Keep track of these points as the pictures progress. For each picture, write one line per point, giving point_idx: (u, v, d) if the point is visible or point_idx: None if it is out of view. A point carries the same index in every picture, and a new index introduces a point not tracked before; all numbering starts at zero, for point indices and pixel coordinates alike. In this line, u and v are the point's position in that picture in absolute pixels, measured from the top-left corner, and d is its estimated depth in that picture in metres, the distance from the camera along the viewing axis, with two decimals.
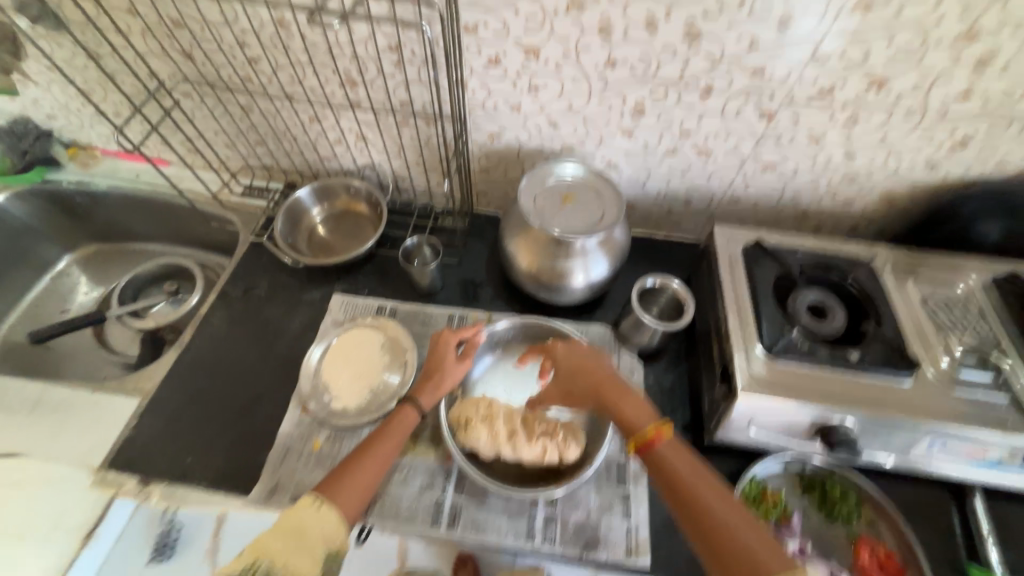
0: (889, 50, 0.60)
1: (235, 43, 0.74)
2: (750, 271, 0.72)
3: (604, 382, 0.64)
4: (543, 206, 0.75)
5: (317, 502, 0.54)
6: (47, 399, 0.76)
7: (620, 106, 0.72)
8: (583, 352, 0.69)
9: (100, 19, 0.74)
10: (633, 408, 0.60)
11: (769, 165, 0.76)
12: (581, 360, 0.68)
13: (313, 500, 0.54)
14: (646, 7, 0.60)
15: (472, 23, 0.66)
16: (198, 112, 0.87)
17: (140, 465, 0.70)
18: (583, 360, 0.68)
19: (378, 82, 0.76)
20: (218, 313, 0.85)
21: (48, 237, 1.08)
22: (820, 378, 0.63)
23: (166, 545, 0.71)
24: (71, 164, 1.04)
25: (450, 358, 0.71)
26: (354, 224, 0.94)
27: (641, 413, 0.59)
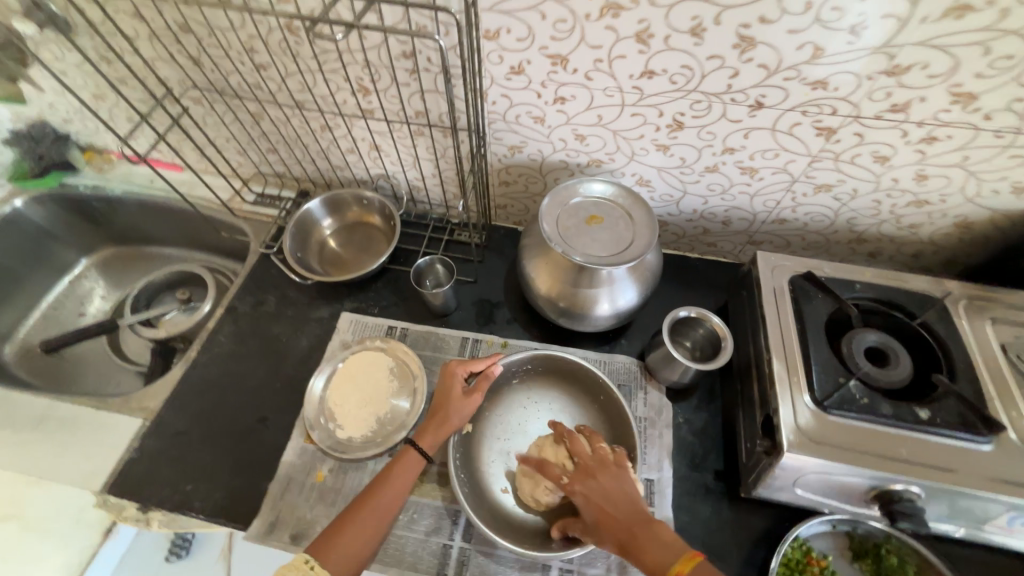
0: (983, 62, 0.50)
1: (243, 49, 0.69)
2: (798, 307, 0.64)
3: (626, 528, 0.51)
4: (567, 228, 0.68)
5: (309, 563, 0.52)
6: (52, 414, 0.75)
7: (656, 120, 0.64)
8: (603, 491, 0.55)
9: (105, 25, 0.71)
10: (661, 553, 0.49)
11: (822, 186, 0.68)
12: (601, 500, 0.55)
13: (305, 560, 0.52)
14: (693, 12, 0.52)
15: (493, 29, 0.59)
16: (208, 118, 0.84)
17: (139, 492, 0.68)
18: (604, 509, 0.54)
19: (391, 91, 0.70)
20: (226, 328, 0.82)
21: (67, 241, 1.08)
22: (882, 438, 0.54)
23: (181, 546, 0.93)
24: (88, 168, 1.03)
25: (457, 393, 0.65)
26: (365, 237, 0.89)
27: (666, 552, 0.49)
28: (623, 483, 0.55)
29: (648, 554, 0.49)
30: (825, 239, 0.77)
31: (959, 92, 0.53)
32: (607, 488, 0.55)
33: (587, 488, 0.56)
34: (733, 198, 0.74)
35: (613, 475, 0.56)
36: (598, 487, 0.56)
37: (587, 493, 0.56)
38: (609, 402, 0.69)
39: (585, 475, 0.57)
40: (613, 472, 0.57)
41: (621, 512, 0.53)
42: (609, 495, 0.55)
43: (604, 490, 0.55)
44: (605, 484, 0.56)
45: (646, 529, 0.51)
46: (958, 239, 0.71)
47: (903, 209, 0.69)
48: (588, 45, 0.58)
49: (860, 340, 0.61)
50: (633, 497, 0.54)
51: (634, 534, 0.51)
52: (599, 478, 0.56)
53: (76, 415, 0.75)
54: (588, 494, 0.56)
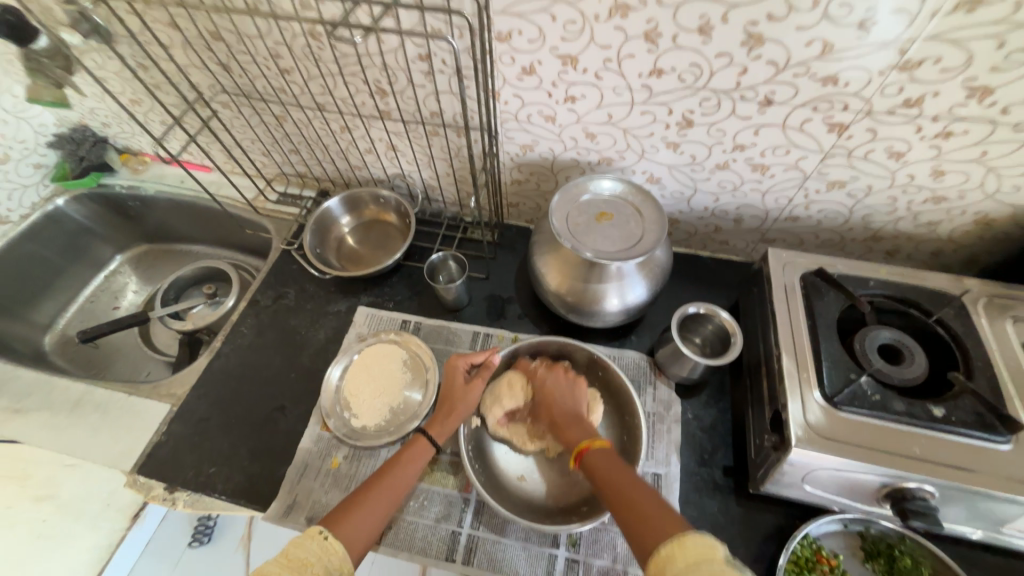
0: (998, 55, 0.49)
1: (269, 54, 0.73)
2: (809, 303, 0.64)
3: (566, 417, 0.64)
4: (577, 224, 0.69)
5: (324, 533, 0.52)
6: (87, 399, 0.80)
7: (666, 117, 0.65)
8: (559, 384, 0.68)
9: (142, 34, 0.76)
10: (581, 433, 0.62)
11: (836, 183, 0.68)
12: (553, 390, 0.68)
13: (320, 531, 0.53)
14: (700, 11, 0.53)
15: (505, 31, 0.61)
16: (235, 121, 0.89)
17: (167, 474, 0.71)
18: (555, 396, 0.67)
19: (408, 93, 0.73)
20: (248, 320, 0.86)
21: (104, 238, 1.14)
22: (895, 435, 0.54)
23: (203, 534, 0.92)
24: (124, 169, 1.10)
25: (460, 383, 0.68)
26: (382, 234, 0.92)
27: (586, 434, 0.61)
28: (576, 385, 0.69)
29: (572, 433, 0.62)
30: (839, 237, 0.77)
31: (974, 86, 0.52)
32: (562, 383, 0.69)
33: (549, 381, 0.69)
34: (745, 195, 0.74)
35: (570, 377, 0.69)
36: (558, 383, 0.68)
37: (545, 381, 0.69)
38: (609, 379, 0.71)
39: (551, 369, 0.70)
40: (572, 378, 0.69)
41: (566, 403, 0.66)
42: (562, 391, 0.68)
43: (559, 383, 0.69)
44: (561, 381, 0.69)
45: (579, 420, 0.64)
46: (978, 236, 0.69)
47: (920, 206, 0.68)
48: (598, 45, 0.59)
49: (873, 338, 0.60)
50: (578, 397, 0.67)
51: (568, 421, 0.64)
52: (559, 374, 0.69)
53: (110, 401, 0.79)
54: (548, 381, 0.68)
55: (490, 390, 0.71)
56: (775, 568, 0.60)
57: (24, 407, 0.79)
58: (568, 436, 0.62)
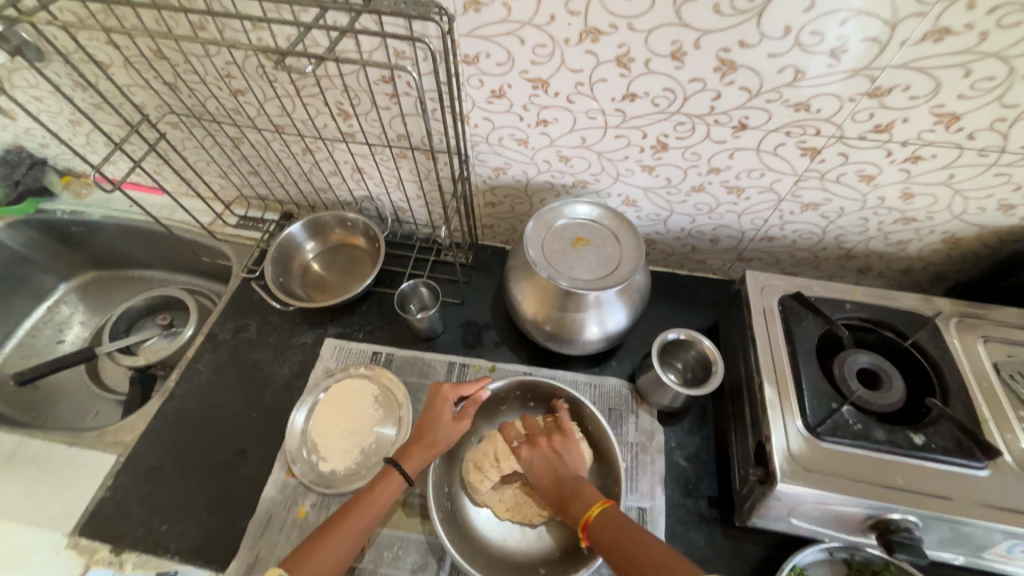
0: (965, 84, 0.49)
1: (219, 75, 0.68)
2: (788, 328, 0.63)
3: (563, 488, 0.58)
4: (552, 251, 0.67)
5: None
6: (24, 451, 0.73)
7: (640, 141, 0.64)
8: (545, 462, 0.61)
9: (77, 53, 0.70)
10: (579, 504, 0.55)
11: (809, 205, 0.68)
12: (543, 467, 0.61)
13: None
14: (672, 37, 0.51)
15: (472, 54, 0.58)
16: (186, 143, 0.83)
17: (114, 533, 0.65)
18: (543, 472, 0.61)
19: (372, 115, 0.69)
20: (206, 356, 0.80)
21: (45, 267, 1.05)
22: (877, 465, 0.53)
23: None
24: (66, 193, 1.02)
25: (447, 418, 0.62)
26: (350, 259, 0.88)
27: (585, 499, 0.56)
28: (562, 450, 0.61)
29: (572, 506, 0.56)
30: (814, 256, 0.77)
31: (942, 113, 0.52)
32: (551, 458, 0.61)
33: (534, 455, 0.62)
34: (721, 217, 0.73)
35: (554, 450, 0.62)
36: (544, 455, 0.62)
37: (530, 458, 0.62)
38: (598, 434, 0.66)
39: (532, 442, 0.63)
40: (557, 444, 0.62)
41: (552, 473, 0.60)
42: (549, 461, 0.61)
43: (546, 459, 0.61)
44: (549, 454, 0.62)
45: (577, 489, 0.57)
46: (947, 254, 0.71)
47: (890, 226, 0.68)
48: (569, 69, 0.57)
49: (850, 363, 0.59)
50: (571, 463, 0.60)
51: (565, 492, 0.58)
52: (543, 446, 0.62)
53: (50, 453, 0.72)
54: (532, 458, 0.62)
55: (468, 465, 0.65)
56: None
57: None
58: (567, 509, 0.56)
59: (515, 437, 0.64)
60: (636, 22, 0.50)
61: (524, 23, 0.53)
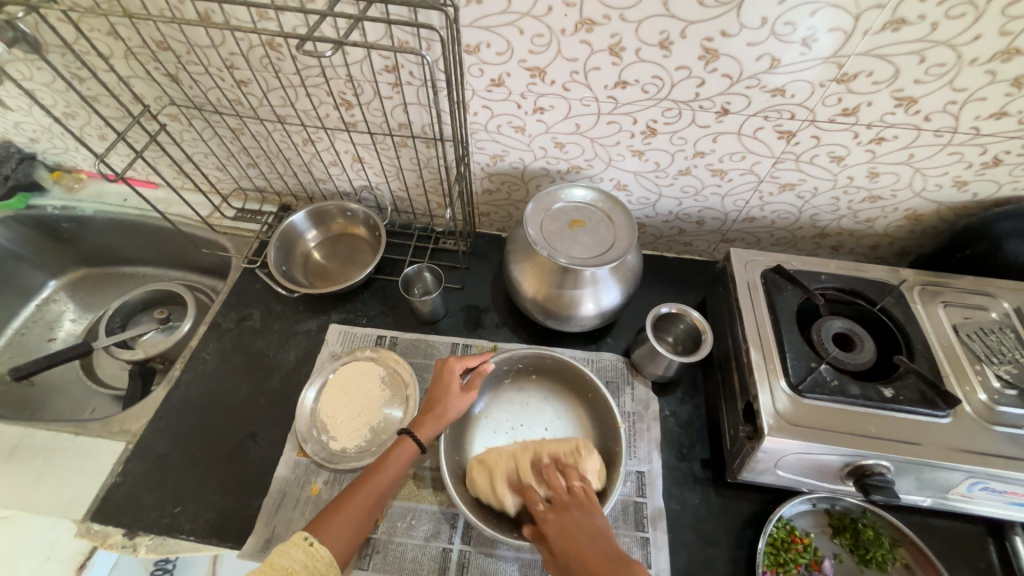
0: (920, 70, 0.55)
1: (223, 65, 0.69)
2: (770, 298, 0.68)
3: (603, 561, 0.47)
4: (551, 232, 0.70)
5: (309, 540, 0.52)
6: (27, 443, 0.72)
7: (631, 126, 0.68)
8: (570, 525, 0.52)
9: (78, 43, 0.70)
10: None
11: (786, 186, 0.73)
12: (570, 530, 0.51)
13: (304, 538, 0.52)
14: (661, 27, 0.55)
15: (474, 43, 0.61)
16: (186, 134, 0.84)
17: (126, 517, 0.66)
18: (572, 536, 0.51)
19: (374, 104, 0.72)
20: (210, 345, 0.81)
21: (34, 263, 1.03)
22: (853, 417, 0.58)
23: None
24: (56, 188, 1.01)
25: (454, 390, 0.65)
26: (351, 248, 0.90)
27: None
28: (592, 515, 0.53)
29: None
30: (792, 235, 0.83)
31: (901, 97, 0.58)
32: (580, 519, 0.53)
33: (561, 519, 0.53)
34: (706, 199, 0.78)
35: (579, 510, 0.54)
36: (575, 520, 0.53)
37: (557, 520, 0.53)
38: (600, 401, 0.70)
39: (560, 505, 0.55)
40: (586, 509, 0.54)
41: (584, 540, 0.50)
42: (580, 527, 0.52)
43: (574, 521, 0.53)
44: (576, 515, 0.53)
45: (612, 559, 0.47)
46: (910, 230, 0.77)
47: (859, 204, 0.74)
48: (565, 58, 0.61)
49: (827, 328, 0.65)
50: (605, 532, 0.51)
51: (605, 566, 0.46)
52: (571, 509, 0.54)
53: (54, 444, 0.72)
54: (560, 525, 0.52)
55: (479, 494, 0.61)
56: (755, 552, 0.63)
57: None
58: None
59: (536, 497, 0.57)
60: (626, 13, 0.55)
61: (523, 14, 0.57)
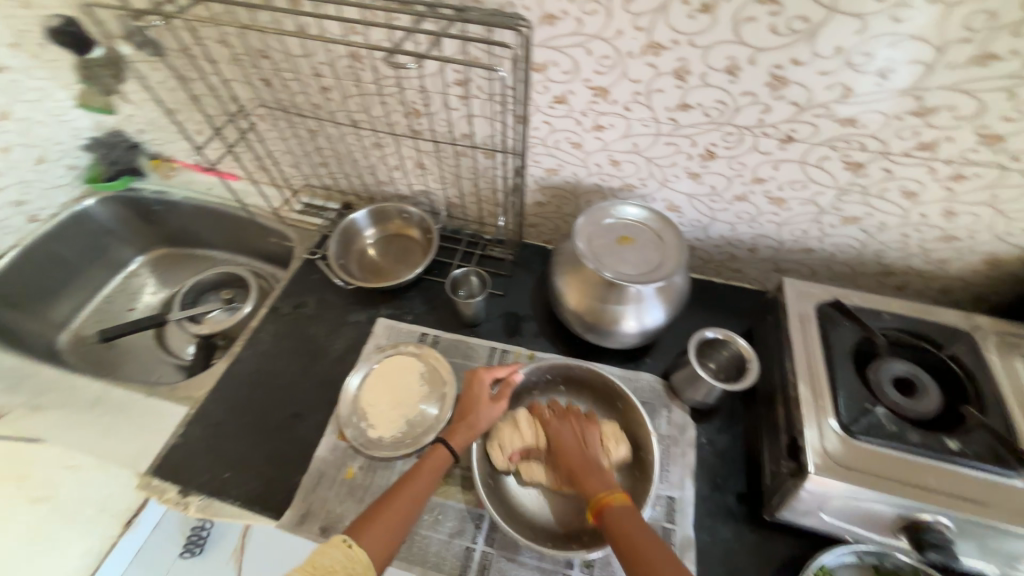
0: (1009, 107, 0.52)
1: (311, 73, 0.76)
2: (824, 333, 0.66)
3: (586, 464, 0.61)
4: (598, 246, 0.71)
5: (347, 542, 0.53)
6: (108, 398, 0.80)
7: (689, 149, 0.68)
8: (570, 436, 0.65)
9: (193, 48, 0.80)
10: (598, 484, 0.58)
11: (851, 219, 0.71)
12: (565, 439, 0.65)
13: (343, 541, 0.54)
14: (729, 53, 0.56)
15: (542, 62, 0.64)
16: (270, 133, 0.92)
17: (183, 476, 0.71)
18: (566, 444, 0.64)
19: (441, 115, 0.76)
20: (269, 327, 0.87)
21: (127, 239, 1.15)
22: (910, 466, 0.55)
23: (196, 543, 0.70)
24: (154, 174, 1.12)
25: (484, 398, 0.69)
26: (402, 248, 0.95)
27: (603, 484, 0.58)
28: (586, 433, 0.66)
29: (589, 482, 0.59)
30: (853, 270, 0.79)
31: (986, 133, 0.55)
32: (576, 433, 0.66)
33: (559, 429, 0.66)
34: (761, 226, 0.77)
35: (582, 423, 0.67)
36: (571, 432, 0.66)
37: (557, 430, 0.66)
38: (634, 423, 0.69)
39: (561, 417, 0.68)
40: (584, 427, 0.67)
41: (574, 448, 0.64)
42: (574, 439, 0.65)
43: (570, 432, 0.66)
44: (573, 430, 0.66)
45: (592, 466, 0.61)
46: (988, 275, 0.72)
47: (931, 243, 0.70)
48: (629, 79, 0.62)
49: (886, 369, 0.61)
50: (592, 444, 0.64)
51: (583, 469, 0.60)
52: (572, 422, 0.67)
53: (129, 401, 0.80)
54: (558, 431, 0.66)
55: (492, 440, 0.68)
56: None
57: (40, 404, 0.79)
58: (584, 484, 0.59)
59: (543, 412, 0.69)
60: (696, 38, 0.56)
61: (592, 36, 0.59)
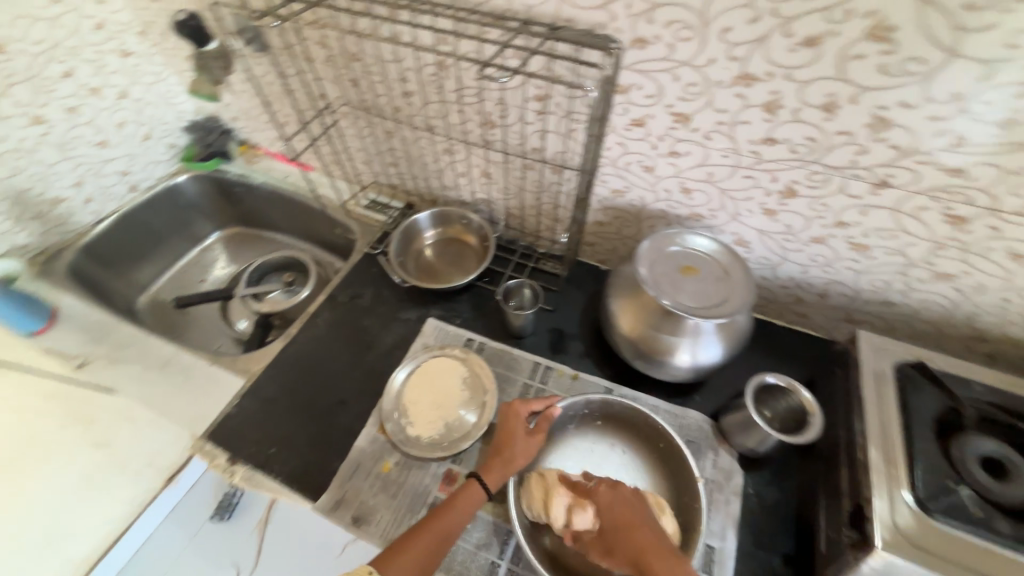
0: None
1: (398, 78, 0.80)
2: (902, 396, 0.60)
3: (653, 545, 0.54)
4: (661, 274, 0.70)
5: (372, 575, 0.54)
6: (176, 359, 0.87)
7: (768, 184, 0.66)
8: (629, 507, 0.59)
9: (295, 47, 0.86)
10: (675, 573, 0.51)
11: (943, 276, 0.65)
12: (626, 513, 0.58)
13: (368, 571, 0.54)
14: (829, 90, 0.54)
15: (626, 84, 0.64)
16: (349, 131, 0.98)
17: (233, 444, 0.75)
18: (628, 518, 0.58)
19: (516, 127, 0.77)
20: (325, 313, 0.91)
21: (207, 215, 1.25)
22: (998, 560, 0.48)
23: None
24: (240, 159, 1.20)
25: (521, 432, 0.67)
26: (458, 253, 0.97)
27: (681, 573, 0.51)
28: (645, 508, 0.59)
29: (664, 565, 0.52)
30: (936, 331, 0.73)
31: None
32: (633, 505, 0.59)
33: (615, 499, 0.60)
34: (837, 272, 0.72)
35: (638, 494, 0.61)
36: (632, 504, 0.60)
37: (613, 503, 0.60)
38: (679, 465, 0.67)
39: (615, 488, 0.62)
40: (640, 499, 0.61)
41: (637, 523, 0.57)
42: (637, 513, 0.58)
43: (627, 504, 0.60)
44: (630, 502, 0.60)
45: (662, 547, 0.54)
46: None
47: None
48: (714, 109, 0.61)
49: (973, 447, 0.54)
50: (654, 519, 0.58)
51: (653, 549, 0.54)
52: (625, 491, 0.61)
53: (194, 366, 0.86)
54: (616, 501, 0.60)
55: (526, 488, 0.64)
56: None
57: (118, 357, 0.87)
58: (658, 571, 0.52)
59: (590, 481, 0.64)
60: (794, 72, 0.54)
61: (682, 63, 0.58)
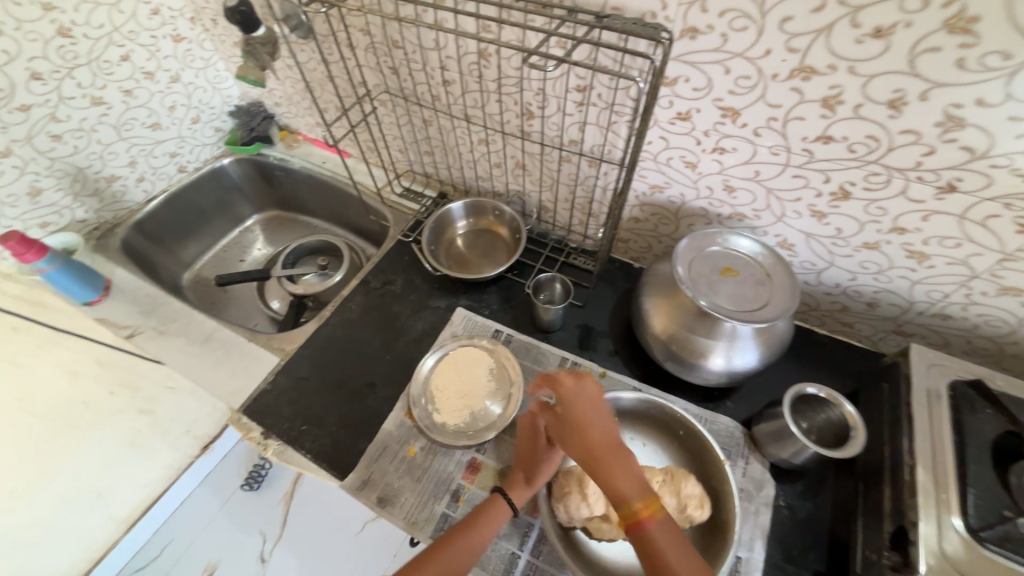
0: None
1: (438, 66, 0.80)
2: (957, 416, 0.57)
3: (608, 448, 0.51)
4: (699, 274, 0.67)
5: None
6: (217, 335, 0.90)
7: (820, 185, 0.62)
8: (587, 404, 0.54)
9: (339, 33, 0.87)
10: (625, 481, 0.50)
11: (1011, 290, 0.60)
12: (586, 415, 0.53)
13: None
14: (897, 85, 0.50)
15: (673, 76, 0.62)
16: (387, 118, 0.99)
17: (267, 419, 0.78)
18: (587, 418, 0.53)
19: (554, 118, 0.76)
20: (357, 297, 0.93)
21: (248, 197, 1.29)
22: None
23: (255, 479, 0.93)
24: (280, 144, 1.24)
25: (541, 444, 0.65)
26: (489, 244, 0.97)
27: (631, 480, 0.50)
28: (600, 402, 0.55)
29: (614, 472, 0.50)
30: (997, 349, 0.68)
31: None
32: (592, 402, 0.55)
33: (575, 395, 0.55)
34: (889, 281, 0.68)
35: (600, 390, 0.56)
36: (589, 398, 0.55)
37: (573, 401, 0.54)
38: (709, 465, 0.65)
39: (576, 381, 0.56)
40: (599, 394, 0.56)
41: (594, 423, 0.53)
42: (592, 407, 0.54)
43: (588, 399, 0.55)
44: (591, 399, 0.55)
45: (613, 449, 0.52)
46: None
47: None
48: (766, 103, 0.58)
49: None
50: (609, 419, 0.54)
51: (605, 454, 0.51)
52: (589, 387, 0.56)
53: (233, 342, 0.89)
54: (575, 398, 0.55)
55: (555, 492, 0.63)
56: None
57: (166, 329, 0.91)
58: (608, 479, 0.50)
59: None
60: (859, 65, 0.50)
61: (736, 54, 0.56)
